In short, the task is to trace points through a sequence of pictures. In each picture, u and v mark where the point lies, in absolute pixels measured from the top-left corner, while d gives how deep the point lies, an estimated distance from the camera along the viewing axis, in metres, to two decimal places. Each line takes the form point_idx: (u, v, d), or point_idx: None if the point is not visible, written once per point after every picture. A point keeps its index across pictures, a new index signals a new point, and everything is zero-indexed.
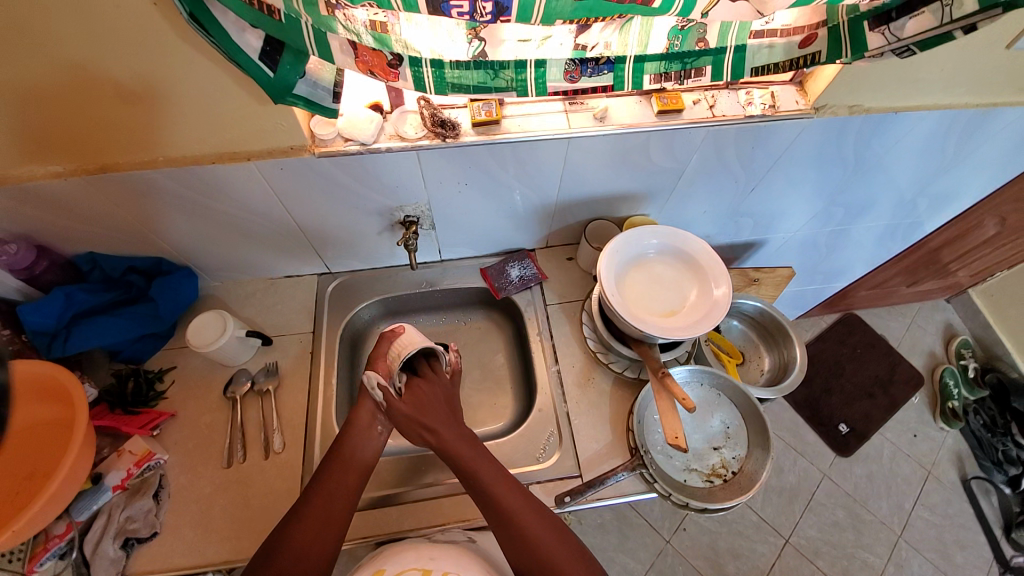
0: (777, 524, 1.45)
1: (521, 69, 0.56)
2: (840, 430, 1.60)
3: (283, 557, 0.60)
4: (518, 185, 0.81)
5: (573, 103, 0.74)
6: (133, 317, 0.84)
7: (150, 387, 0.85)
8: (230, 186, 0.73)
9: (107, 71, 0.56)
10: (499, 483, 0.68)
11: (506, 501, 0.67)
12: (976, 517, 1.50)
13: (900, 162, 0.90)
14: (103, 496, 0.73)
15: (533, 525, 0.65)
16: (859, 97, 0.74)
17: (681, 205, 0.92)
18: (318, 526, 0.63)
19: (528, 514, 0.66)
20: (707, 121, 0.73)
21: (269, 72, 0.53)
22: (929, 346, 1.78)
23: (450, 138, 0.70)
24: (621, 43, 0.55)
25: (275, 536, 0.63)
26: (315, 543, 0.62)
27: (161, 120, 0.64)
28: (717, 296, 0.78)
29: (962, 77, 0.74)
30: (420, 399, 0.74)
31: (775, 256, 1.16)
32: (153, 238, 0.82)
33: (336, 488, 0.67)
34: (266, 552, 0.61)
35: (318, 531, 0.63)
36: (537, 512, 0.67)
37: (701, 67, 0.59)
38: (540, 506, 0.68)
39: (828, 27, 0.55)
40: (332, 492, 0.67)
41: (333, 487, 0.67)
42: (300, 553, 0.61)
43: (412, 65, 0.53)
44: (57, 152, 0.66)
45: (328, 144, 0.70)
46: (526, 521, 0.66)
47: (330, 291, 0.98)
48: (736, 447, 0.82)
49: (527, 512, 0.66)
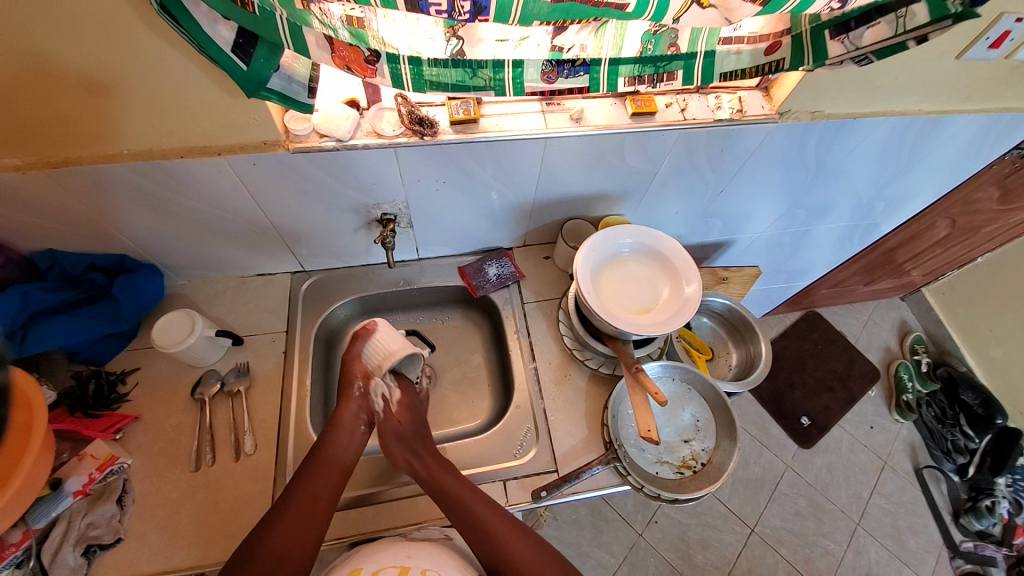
0: (743, 514, 1.50)
1: (499, 68, 0.57)
2: (803, 423, 1.67)
3: (258, 562, 0.60)
4: (495, 184, 0.82)
5: (549, 103, 0.76)
6: (95, 316, 0.80)
7: (112, 389, 0.83)
8: (199, 182, 0.71)
9: (71, 60, 0.54)
10: (465, 491, 0.70)
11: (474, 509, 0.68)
12: (928, 504, 1.59)
13: (858, 166, 0.95)
14: (64, 501, 0.70)
15: (502, 534, 0.67)
16: (821, 103, 0.78)
17: (654, 205, 0.94)
18: (297, 529, 0.63)
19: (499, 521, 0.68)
20: (679, 124, 0.75)
21: (242, 65, 0.52)
22: (885, 341, 1.87)
23: (428, 136, 0.70)
24: (596, 45, 0.56)
25: (253, 538, 0.62)
26: (297, 545, 0.62)
27: (127, 113, 0.62)
28: (689, 293, 0.81)
29: (913, 86, 0.78)
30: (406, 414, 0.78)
31: (743, 255, 1.20)
32: (117, 234, 0.79)
33: (316, 491, 0.66)
34: (242, 555, 0.61)
35: (299, 532, 0.62)
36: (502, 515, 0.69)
37: (673, 71, 0.61)
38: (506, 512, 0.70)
39: (792, 34, 0.58)
40: (313, 494, 0.66)
41: (314, 490, 0.66)
42: (277, 556, 0.60)
43: (390, 62, 0.54)
44: (13, 144, 0.63)
45: (303, 139, 0.69)
46: (495, 529, 0.67)
47: (305, 289, 0.97)
48: (705, 439, 0.85)
49: (494, 519, 0.68)
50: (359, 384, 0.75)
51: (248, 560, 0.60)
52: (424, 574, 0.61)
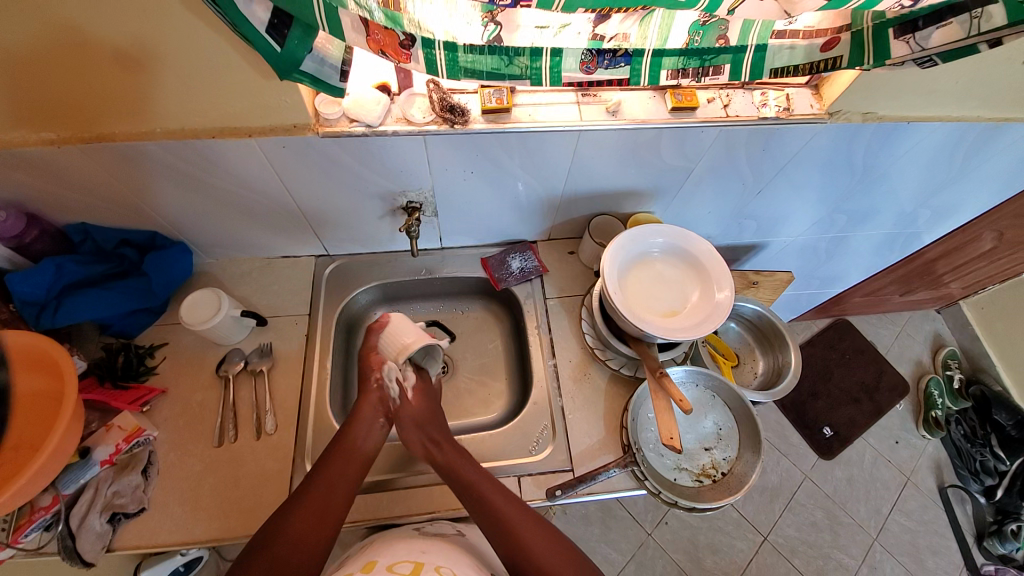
0: (756, 522, 1.48)
1: (537, 56, 0.55)
2: (824, 433, 1.63)
3: (278, 545, 0.59)
4: (523, 174, 0.79)
5: (585, 94, 0.73)
6: (126, 291, 0.82)
7: (140, 362, 0.84)
8: (228, 162, 0.71)
9: (106, 35, 0.53)
10: (501, 499, 0.68)
11: (511, 521, 0.66)
12: (950, 525, 1.53)
13: (906, 172, 0.90)
14: (91, 470, 0.72)
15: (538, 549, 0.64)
16: (874, 105, 0.73)
17: (687, 203, 0.91)
18: (317, 515, 0.63)
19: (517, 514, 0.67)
20: (720, 120, 0.72)
21: (276, 47, 0.51)
22: (917, 354, 1.80)
23: (459, 125, 0.69)
24: (641, 35, 0.53)
25: (276, 519, 0.62)
26: (318, 530, 0.62)
27: (162, 92, 0.62)
28: (719, 300, 0.78)
29: (976, 90, 0.73)
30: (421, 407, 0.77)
31: (774, 259, 1.16)
32: (148, 211, 0.80)
33: (338, 478, 0.67)
34: (264, 536, 0.61)
35: (320, 518, 0.63)
36: (520, 508, 0.67)
37: (720, 66, 0.57)
38: (542, 522, 0.67)
39: (851, 31, 0.54)
40: (335, 481, 0.66)
41: (336, 477, 0.67)
42: (297, 539, 0.60)
43: (424, 47, 0.52)
44: (48, 118, 0.64)
45: (333, 124, 0.68)
46: (529, 543, 0.64)
47: (327, 274, 0.97)
48: (727, 448, 0.82)
49: (528, 530, 0.65)
50: (375, 376, 0.75)
51: (269, 541, 0.60)
52: (439, 570, 0.59)
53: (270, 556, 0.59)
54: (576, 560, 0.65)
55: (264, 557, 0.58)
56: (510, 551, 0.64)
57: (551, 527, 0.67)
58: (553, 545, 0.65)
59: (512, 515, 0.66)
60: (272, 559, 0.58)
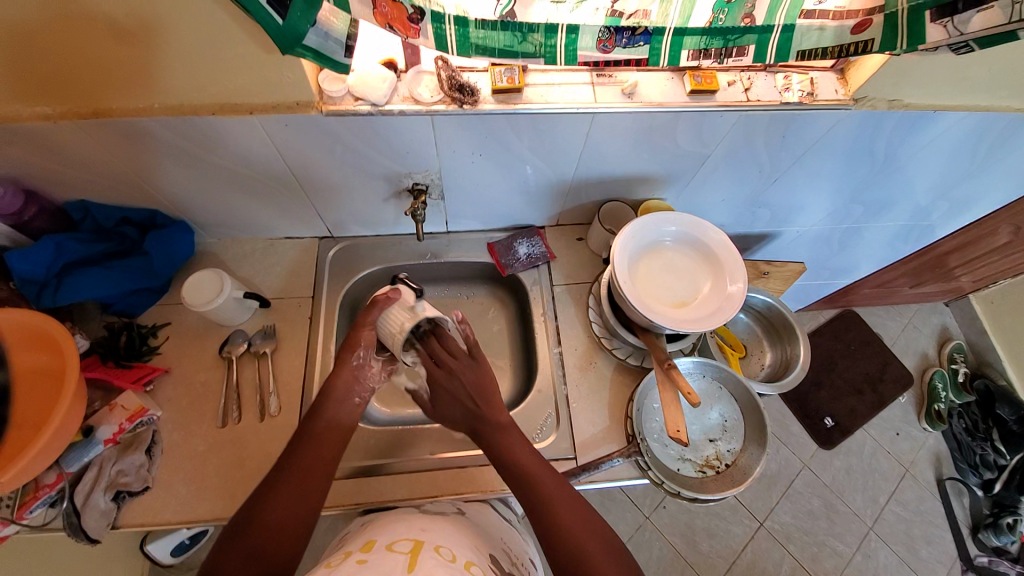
0: (754, 508, 1.49)
1: (552, 33, 0.52)
2: (825, 423, 1.62)
3: (256, 531, 0.58)
4: (533, 158, 0.77)
5: (600, 75, 0.70)
6: (126, 270, 0.81)
7: (143, 342, 0.84)
8: (229, 140, 0.69)
9: (102, 5, 0.51)
10: (538, 469, 0.67)
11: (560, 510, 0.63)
12: (948, 516, 1.54)
13: (929, 162, 0.87)
14: (95, 449, 0.72)
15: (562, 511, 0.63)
16: (902, 92, 0.70)
17: (700, 190, 0.88)
18: (291, 500, 0.61)
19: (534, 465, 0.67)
20: (740, 105, 0.69)
21: (279, 19, 0.48)
22: (923, 347, 1.78)
23: (467, 105, 0.66)
24: (661, 13, 0.51)
25: (251, 507, 0.61)
26: (295, 515, 0.61)
27: (160, 66, 0.59)
28: (731, 292, 0.76)
29: (1009, 79, 0.70)
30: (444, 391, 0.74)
31: (786, 249, 1.14)
32: (148, 188, 0.78)
33: (310, 464, 0.65)
34: (241, 522, 0.60)
35: (294, 504, 0.61)
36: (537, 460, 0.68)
37: (744, 47, 0.55)
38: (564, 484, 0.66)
39: (885, 13, 0.51)
40: (307, 467, 0.64)
41: (307, 463, 0.65)
42: (274, 528, 0.59)
43: (435, 21, 0.49)
44: (44, 92, 0.62)
45: (337, 102, 0.65)
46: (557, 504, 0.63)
47: (331, 256, 0.95)
48: (732, 440, 0.82)
49: (554, 490, 0.65)
50: (359, 353, 0.73)
51: (247, 529, 0.59)
52: (439, 549, 0.59)
53: (247, 545, 0.57)
54: (593, 524, 0.63)
55: (242, 543, 0.58)
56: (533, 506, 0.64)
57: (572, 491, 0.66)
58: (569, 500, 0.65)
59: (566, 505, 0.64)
60: (248, 547, 0.57)
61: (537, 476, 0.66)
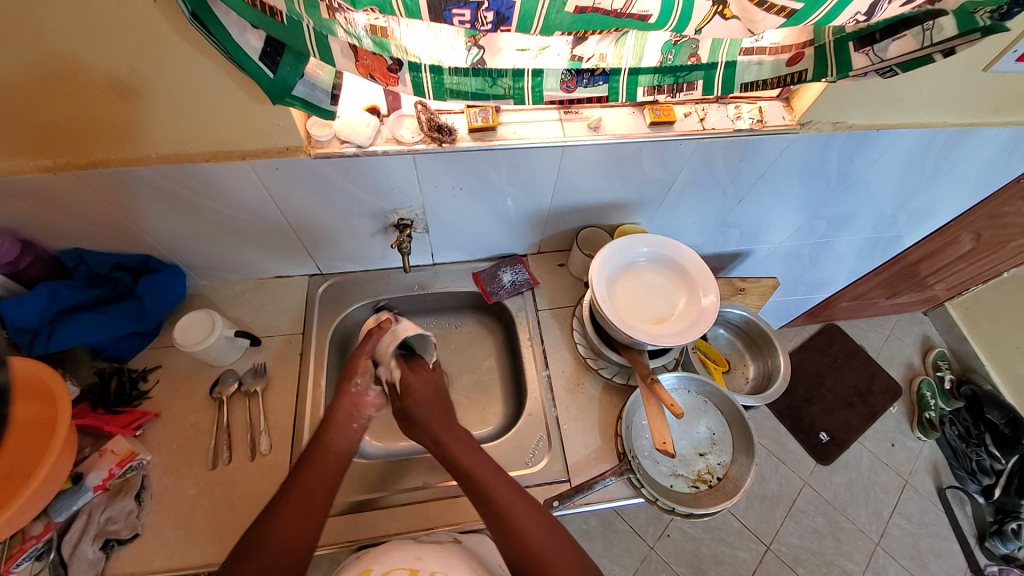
0: (758, 531, 1.47)
1: (519, 77, 0.57)
2: (819, 438, 1.64)
3: (260, 552, 0.59)
4: (511, 190, 0.82)
5: (568, 112, 0.76)
6: (118, 315, 0.82)
7: (133, 387, 0.85)
8: (221, 185, 0.73)
9: (107, 67, 0.56)
10: (513, 500, 0.66)
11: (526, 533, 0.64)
12: (952, 527, 1.53)
13: (882, 177, 0.93)
14: (84, 495, 0.71)
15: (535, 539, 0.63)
16: (843, 114, 0.77)
17: (672, 213, 0.93)
18: (298, 520, 0.63)
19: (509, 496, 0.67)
20: (697, 133, 0.75)
21: (269, 73, 0.53)
22: (907, 357, 1.82)
23: (446, 144, 0.71)
24: (616, 55, 0.57)
25: (256, 528, 0.62)
26: (303, 534, 0.62)
27: (156, 118, 0.64)
28: (705, 304, 0.80)
29: (941, 97, 0.77)
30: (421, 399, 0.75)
31: (761, 265, 1.18)
32: (141, 235, 0.81)
33: (316, 484, 0.67)
34: (245, 545, 0.60)
35: (300, 523, 0.63)
36: (511, 488, 0.68)
37: (693, 81, 0.60)
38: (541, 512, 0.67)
39: (814, 46, 0.57)
40: (312, 484, 0.66)
41: (312, 481, 0.67)
42: (281, 545, 0.60)
43: (412, 70, 0.54)
44: (45, 147, 0.66)
45: (324, 145, 0.70)
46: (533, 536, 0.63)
47: (321, 293, 0.98)
48: (721, 453, 0.83)
49: (529, 519, 0.65)
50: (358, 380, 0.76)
51: (252, 552, 0.59)
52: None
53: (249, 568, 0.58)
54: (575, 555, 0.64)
55: (245, 564, 0.58)
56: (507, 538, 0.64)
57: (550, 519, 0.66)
58: (546, 532, 0.65)
59: (533, 526, 0.64)
60: (258, 566, 0.58)
61: (511, 508, 0.66)
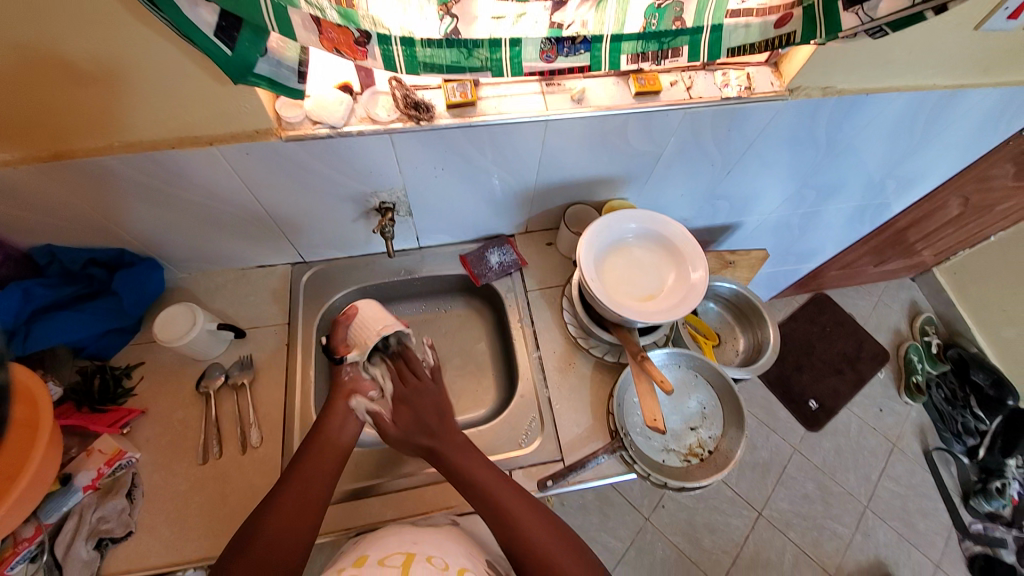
0: (751, 498, 1.50)
1: (496, 48, 0.55)
2: (810, 406, 1.66)
3: (255, 547, 0.59)
4: (494, 169, 0.79)
5: (549, 84, 0.73)
6: (97, 312, 0.80)
7: (117, 384, 0.83)
8: (191, 173, 0.70)
9: (56, 50, 0.52)
10: (509, 495, 0.67)
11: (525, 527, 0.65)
12: (938, 487, 1.57)
13: (871, 143, 0.92)
14: (74, 496, 0.70)
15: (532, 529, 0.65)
16: (832, 79, 0.75)
17: (660, 187, 0.92)
18: (294, 513, 0.62)
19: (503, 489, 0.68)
20: (684, 102, 0.72)
21: (227, 50, 0.49)
22: (895, 323, 1.84)
23: (424, 121, 0.68)
24: (598, 21, 0.54)
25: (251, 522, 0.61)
26: (298, 527, 0.61)
27: (116, 104, 0.60)
28: (695, 280, 0.79)
29: (930, 59, 0.75)
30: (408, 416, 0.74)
31: (750, 238, 1.18)
32: (112, 228, 0.78)
33: (311, 477, 0.66)
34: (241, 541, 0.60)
35: (295, 516, 0.62)
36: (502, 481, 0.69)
37: (679, 47, 0.58)
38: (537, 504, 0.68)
39: (802, 6, 0.55)
40: (309, 477, 0.66)
41: (310, 473, 0.66)
42: (276, 539, 0.60)
43: (382, 43, 0.51)
44: (1, 139, 0.62)
45: (296, 127, 0.67)
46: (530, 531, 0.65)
47: (305, 281, 0.96)
48: (712, 426, 0.84)
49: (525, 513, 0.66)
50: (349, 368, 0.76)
51: (246, 546, 0.59)
52: (431, 559, 0.59)
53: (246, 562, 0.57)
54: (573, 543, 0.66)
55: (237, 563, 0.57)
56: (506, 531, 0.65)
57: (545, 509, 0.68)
58: (543, 524, 0.66)
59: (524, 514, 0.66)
60: (252, 561, 0.58)
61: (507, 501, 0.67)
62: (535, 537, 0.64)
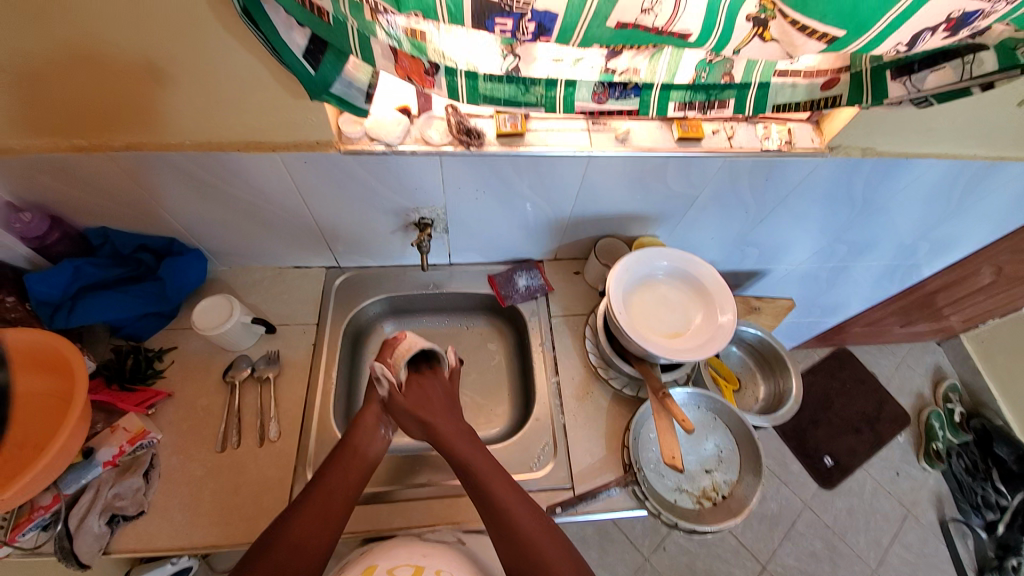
0: (754, 550, 1.46)
1: (552, 86, 0.58)
2: (824, 462, 1.62)
3: (278, 550, 0.60)
4: (531, 195, 0.82)
5: (595, 122, 0.76)
6: (139, 295, 0.84)
7: (149, 365, 0.86)
8: (246, 172, 0.74)
9: (146, 52, 0.57)
10: (504, 490, 0.65)
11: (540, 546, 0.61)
12: (953, 561, 1.51)
13: (906, 205, 0.92)
14: (93, 471, 0.72)
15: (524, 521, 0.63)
16: (873, 140, 0.76)
17: (691, 228, 0.93)
18: (315, 523, 0.62)
19: (500, 484, 0.66)
20: (724, 151, 0.75)
21: (310, 70, 0.54)
22: (917, 387, 1.80)
23: (473, 147, 0.72)
24: (650, 70, 0.57)
25: (270, 531, 0.62)
26: (316, 536, 0.62)
27: (189, 102, 0.64)
28: (722, 322, 0.80)
29: (972, 129, 0.76)
30: (421, 394, 0.75)
31: (776, 285, 1.18)
32: (165, 217, 0.83)
33: (343, 482, 0.67)
34: (264, 543, 0.61)
35: (317, 526, 0.62)
36: (507, 482, 0.66)
37: (725, 100, 0.61)
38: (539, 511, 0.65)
39: (850, 72, 0.57)
40: (331, 489, 0.66)
41: (333, 483, 0.67)
42: (294, 546, 0.60)
43: (447, 75, 0.54)
44: (80, 126, 0.67)
45: (354, 142, 0.71)
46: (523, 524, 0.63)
47: (338, 285, 0.99)
48: (728, 470, 0.83)
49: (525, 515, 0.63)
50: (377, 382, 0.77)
51: (267, 549, 0.60)
52: None
53: (268, 563, 0.58)
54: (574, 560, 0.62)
55: (261, 563, 0.58)
56: (500, 528, 0.62)
57: (549, 521, 0.65)
58: (536, 520, 0.64)
59: (519, 510, 0.64)
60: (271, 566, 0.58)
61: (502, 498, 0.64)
62: (538, 544, 0.61)
